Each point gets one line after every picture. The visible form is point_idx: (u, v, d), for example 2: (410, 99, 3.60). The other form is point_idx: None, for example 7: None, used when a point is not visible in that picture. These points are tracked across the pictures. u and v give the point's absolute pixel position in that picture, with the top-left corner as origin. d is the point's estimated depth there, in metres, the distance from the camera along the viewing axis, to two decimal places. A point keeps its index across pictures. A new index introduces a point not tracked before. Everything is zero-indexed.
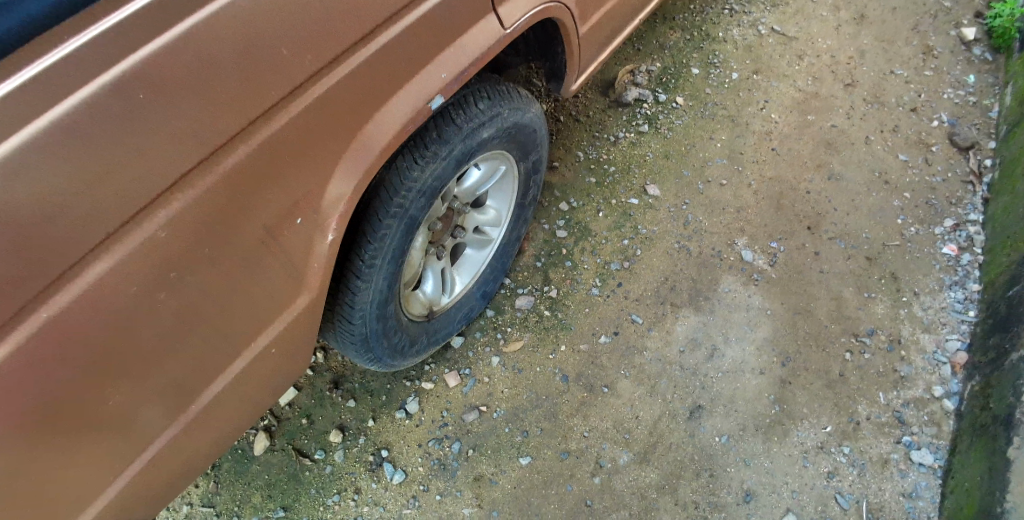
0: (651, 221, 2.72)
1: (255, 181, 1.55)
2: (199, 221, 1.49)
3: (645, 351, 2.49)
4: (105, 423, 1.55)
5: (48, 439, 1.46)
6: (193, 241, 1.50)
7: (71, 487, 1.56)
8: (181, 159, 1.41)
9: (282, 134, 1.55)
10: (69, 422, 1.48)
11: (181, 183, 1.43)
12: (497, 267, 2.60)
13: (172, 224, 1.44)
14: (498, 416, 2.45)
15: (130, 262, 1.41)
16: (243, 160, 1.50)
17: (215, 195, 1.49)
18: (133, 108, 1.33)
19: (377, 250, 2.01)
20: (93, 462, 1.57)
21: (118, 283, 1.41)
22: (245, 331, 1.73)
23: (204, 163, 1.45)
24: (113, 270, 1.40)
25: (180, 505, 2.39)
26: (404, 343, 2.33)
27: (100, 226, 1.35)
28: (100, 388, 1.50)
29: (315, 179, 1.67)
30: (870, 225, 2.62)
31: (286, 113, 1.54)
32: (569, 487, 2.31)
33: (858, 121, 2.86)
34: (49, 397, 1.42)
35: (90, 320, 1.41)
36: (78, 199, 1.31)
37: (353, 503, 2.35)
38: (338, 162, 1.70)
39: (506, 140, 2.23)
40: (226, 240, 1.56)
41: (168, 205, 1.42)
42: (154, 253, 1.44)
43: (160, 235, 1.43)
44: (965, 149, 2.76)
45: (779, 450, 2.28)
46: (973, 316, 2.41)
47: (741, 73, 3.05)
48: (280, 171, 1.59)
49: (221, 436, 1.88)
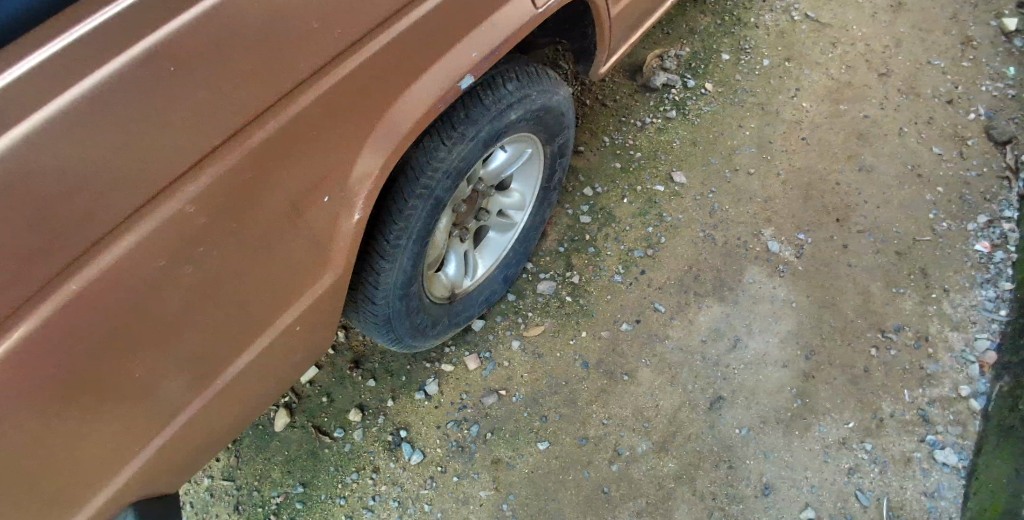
0: (676, 209, 2.69)
1: (281, 158, 1.55)
2: (225, 196, 1.49)
3: (667, 340, 2.48)
4: (130, 398, 1.56)
5: (73, 407, 1.48)
6: (218, 217, 1.50)
7: (96, 457, 1.58)
8: (207, 135, 1.40)
9: (309, 111, 1.54)
10: (94, 392, 1.50)
11: (208, 157, 1.43)
12: (520, 250, 2.58)
13: (199, 199, 1.44)
14: (518, 401, 2.45)
15: (155, 237, 1.41)
16: (269, 137, 1.50)
17: (241, 171, 1.49)
18: (160, 83, 1.33)
19: (402, 230, 2.01)
20: (118, 433, 1.59)
21: (145, 256, 1.42)
22: (268, 307, 1.75)
23: (231, 139, 1.45)
24: (140, 244, 1.40)
25: (201, 477, 2.41)
26: (425, 324, 2.34)
27: (128, 201, 1.35)
28: (124, 362, 1.51)
29: (341, 156, 1.67)
30: (900, 219, 2.58)
31: (313, 90, 1.53)
32: (587, 473, 2.31)
33: (891, 112, 2.80)
34: (74, 367, 1.43)
35: (117, 294, 1.41)
36: (104, 174, 1.31)
37: (371, 482, 2.37)
38: (363, 140, 1.70)
39: (534, 122, 2.21)
40: (250, 216, 1.57)
41: (195, 179, 1.42)
42: (180, 228, 1.45)
43: (186, 210, 1.44)
44: (1003, 144, 2.69)
45: (800, 445, 2.26)
46: (1004, 315, 2.37)
47: (772, 60, 2.99)
48: (306, 149, 1.58)
49: (242, 413, 1.90)
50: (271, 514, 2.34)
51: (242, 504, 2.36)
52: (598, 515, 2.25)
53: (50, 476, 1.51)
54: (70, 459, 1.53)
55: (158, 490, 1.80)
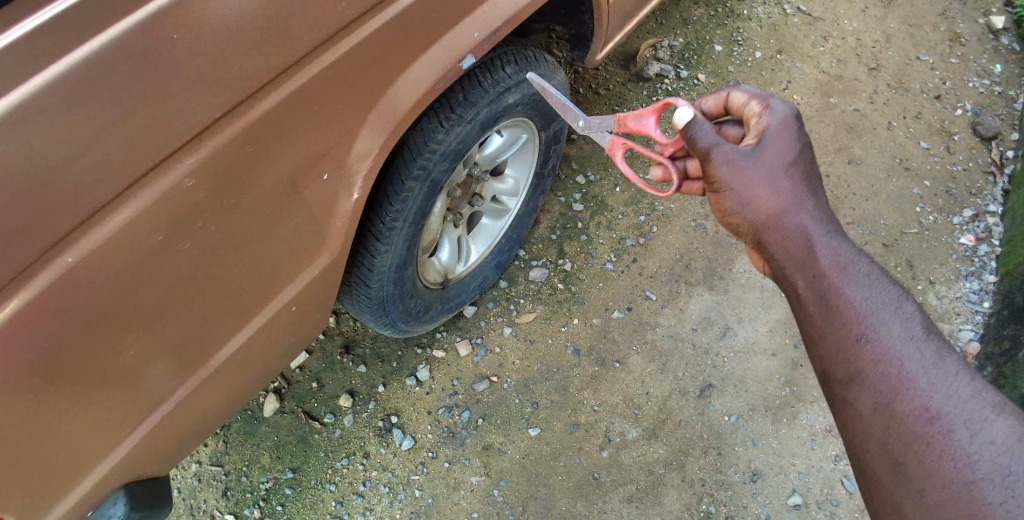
0: (669, 198, 2.74)
1: (281, 132, 1.52)
2: (224, 170, 1.46)
3: (657, 327, 2.52)
4: (121, 375, 1.53)
5: (63, 387, 1.44)
6: (216, 191, 1.47)
7: (84, 440, 1.54)
8: (209, 106, 1.37)
9: (311, 86, 1.51)
10: (84, 370, 1.46)
11: (208, 129, 1.40)
12: (513, 237, 2.58)
13: (197, 172, 1.41)
14: (509, 387, 2.45)
15: (153, 210, 1.38)
16: (270, 111, 1.47)
17: (241, 145, 1.46)
18: (162, 49, 1.27)
19: (398, 212, 1.99)
20: (107, 414, 1.55)
21: (140, 230, 1.38)
22: (265, 285, 1.73)
23: (232, 111, 1.42)
24: (137, 217, 1.36)
25: (188, 463, 2.38)
26: (418, 308, 2.32)
27: (126, 171, 1.31)
28: (117, 337, 1.48)
29: (341, 133, 1.65)
30: (888, 211, 2.62)
31: (315, 63, 1.50)
32: (577, 460, 2.34)
33: (881, 107, 2.85)
34: (64, 343, 1.40)
35: (114, 266, 1.38)
36: (102, 142, 1.26)
37: (361, 467, 2.36)
38: (364, 117, 1.68)
39: (530, 107, 2.19)
40: (249, 192, 1.54)
41: (195, 152, 1.39)
42: (178, 201, 1.41)
43: (186, 183, 1.41)
44: (988, 139, 2.76)
45: (788, 431, 2.35)
46: (987, 307, 2.44)
47: (764, 52, 3.02)
48: (307, 123, 1.56)
49: (235, 394, 1.87)
50: (260, 500, 2.32)
51: (231, 489, 2.34)
52: (589, 501, 2.28)
53: (39, 456, 1.47)
54: (58, 439, 1.48)
55: (149, 473, 1.76)
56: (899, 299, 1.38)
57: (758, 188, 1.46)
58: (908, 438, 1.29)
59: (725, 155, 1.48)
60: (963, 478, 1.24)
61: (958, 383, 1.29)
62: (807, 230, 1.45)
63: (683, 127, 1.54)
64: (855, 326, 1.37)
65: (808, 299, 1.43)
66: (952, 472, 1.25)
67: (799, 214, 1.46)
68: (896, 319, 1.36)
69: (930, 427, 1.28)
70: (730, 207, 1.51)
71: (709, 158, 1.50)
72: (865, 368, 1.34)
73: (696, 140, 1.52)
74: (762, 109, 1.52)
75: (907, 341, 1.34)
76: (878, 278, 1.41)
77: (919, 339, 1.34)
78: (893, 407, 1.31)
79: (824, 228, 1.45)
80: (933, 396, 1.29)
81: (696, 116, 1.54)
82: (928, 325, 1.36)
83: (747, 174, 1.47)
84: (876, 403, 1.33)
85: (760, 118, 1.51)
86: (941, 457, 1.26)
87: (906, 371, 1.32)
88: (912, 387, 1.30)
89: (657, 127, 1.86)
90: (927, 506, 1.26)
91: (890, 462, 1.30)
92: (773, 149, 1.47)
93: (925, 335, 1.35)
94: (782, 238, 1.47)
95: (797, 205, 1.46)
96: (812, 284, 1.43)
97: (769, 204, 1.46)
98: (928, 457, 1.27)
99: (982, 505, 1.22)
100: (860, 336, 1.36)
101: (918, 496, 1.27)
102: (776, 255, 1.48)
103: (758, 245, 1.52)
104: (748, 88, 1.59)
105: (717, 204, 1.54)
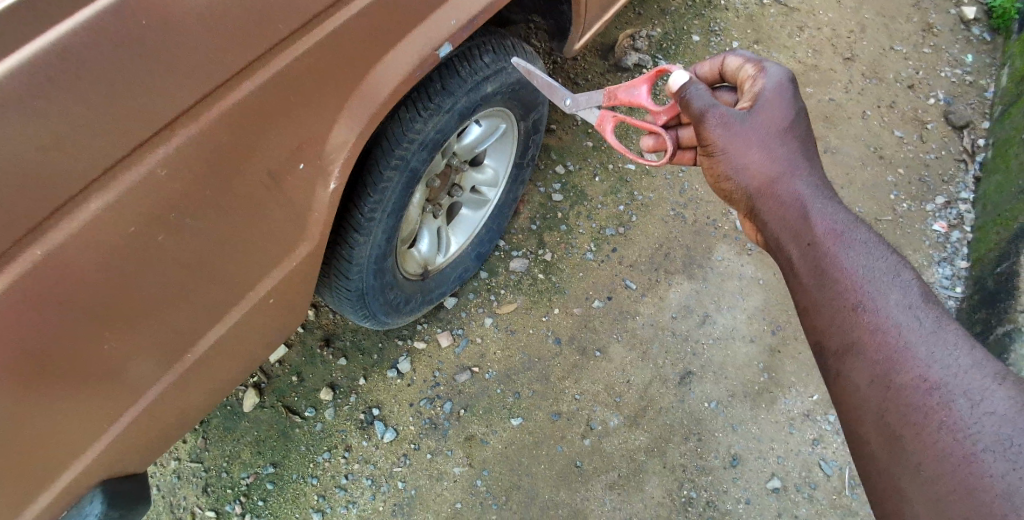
0: (647, 188, 2.76)
1: (258, 120, 1.50)
2: (200, 159, 1.44)
3: (638, 316, 2.53)
4: (95, 369, 1.50)
5: (36, 382, 1.41)
6: (192, 180, 1.45)
7: (60, 437, 1.51)
8: (185, 93, 1.34)
9: (289, 72, 1.49)
10: (57, 363, 1.43)
11: (183, 117, 1.37)
12: (493, 228, 2.57)
13: (172, 161, 1.39)
14: (490, 377, 2.45)
15: (127, 199, 1.36)
16: (247, 98, 1.45)
17: (217, 133, 1.43)
18: (135, 34, 1.24)
19: (377, 203, 1.97)
20: (82, 409, 1.52)
21: (114, 220, 1.36)
22: (243, 278, 1.70)
23: (208, 98, 1.39)
24: (112, 206, 1.34)
25: (168, 460, 2.35)
26: (398, 300, 2.31)
27: (100, 159, 1.28)
28: (93, 330, 1.45)
29: (319, 121, 1.63)
30: (864, 199, 2.66)
31: (292, 50, 1.48)
32: (560, 448, 2.35)
33: (855, 96, 2.89)
34: (37, 335, 1.36)
35: (87, 257, 1.36)
36: (74, 128, 1.23)
37: (343, 460, 2.35)
38: (342, 106, 1.66)
39: (508, 96, 2.19)
40: (225, 181, 1.52)
41: (169, 140, 1.37)
42: (153, 191, 1.39)
43: (160, 171, 1.38)
44: (960, 128, 2.81)
45: (767, 417, 2.39)
46: (960, 292, 2.49)
47: (741, 42, 3.04)
48: (284, 111, 1.54)
49: (215, 388, 1.85)
50: (241, 496, 2.30)
51: (211, 485, 2.32)
52: (572, 489, 2.29)
53: (13, 452, 1.43)
54: (32, 435, 1.45)
55: (129, 470, 1.74)
56: (897, 269, 1.40)
57: (753, 151, 1.54)
58: (905, 411, 1.28)
59: (721, 118, 1.55)
60: (962, 450, 1.22)
61: (958, 353, 1.28)
62: (801, 197, 1.51)
63: (678, 90, 1.60)
64: (850, 294, 1.39)
65: (801, 267, 1.48)
66: (950, 445, 1.23)
67: (793, 183, 1.53)
68: (894, 288, 1.37)
69: (928, 398, 1.27)
70: (726, 172, 1.59)
71: (703, 121, 1.57)
72: (860, 338, 1.36)
73: (690, 102, 1.58)
74: (757, 73, 1.60)
75: (904, 309, 1.34)
76: (875, 247, 1.43)
77: (917, 308, 1.35)
78: (889, 378, 1.31)
79: (818, 196, 1.51)
80: (932, 366, 1.29)
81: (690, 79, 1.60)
82: (926, 293, 1.37)
83: (740, 136, 1.54)
84: (872, 375, 1.33)
85: (755, 81, 1.59)
86: (940, 428, 1.24)
87: (903, 340, 1.32)
88: (909, 357, 1.30)
89: (649, 97, 1.89)
90: (925, 481, 1.24)
91: (886, 436, 1.29)
92: (768, 111, 1.55)
93: (923, 305, 1.35)
94: (776, 204, 1.54)
95: (791, 173, 1.53)
96: (807, 253, 1.47)
97: (764, 169, 1.54)
98: (926, 429, 1.25)
99: (982, 478, 1.19)
100: (856, 305, 1.38)
101: (915, 470, 1.25)
102: (772, 223, 1.54)
103: (751, 213, 1.60)
104: (743, 53, 1.68)
105: (712, 169, 1.62)
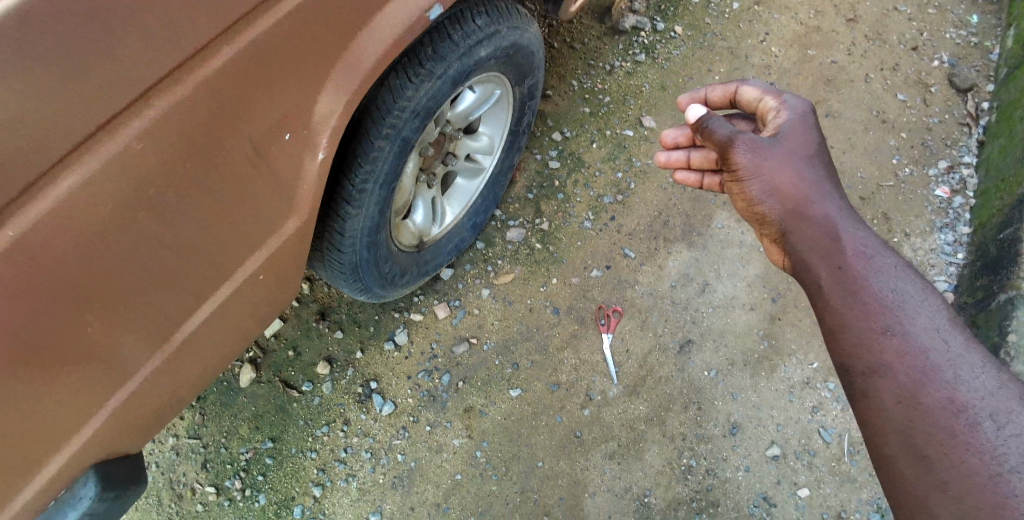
0: (646, 154, 2.70)
1: (238, 91, 1.43)
2: (179, 131, 1.38)
3: (637, 285, 2.51)
4: (85, 351, 1.46)
5: (18, 369, 1.36)
6: (172, 154, 1.39)
7: (48, 421, 1.46)
8: (159, 61, 1.28)
9: (269, 38, 1.43)
10: (46, 350, 1.39)
11: (157, 87, 1.31)
12: (488, 197, 2.53)
13: (148, 135, 1.33)
14: (489, 348, 2.43)
15: (101, 177, 1.30)
16: (225, 66, 1.38)
17: (195, 103, 1.37)
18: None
19: (368, 174, 1.91)
20: (71, 391, 1.48)
21: (88, 200, 1.30)
22: (229, 256, 1.65)
23: (184, 65, 1.33)
24: (86, 183, 1.28)
25: (165, 437, 2.34)
26: (393, 273, 2.27)
27: (70, 133, 1.22)
28: (76, 311, 1.40)
29: (303, 90, 1.56)
30: (865, 164, 2.63)
31: (272, 14, 1.41)
32: (559, 419, 2.34)
33: (858, 59, 2.84)
34: (25, 324, 1.33)
35: (58, 238, 1.30)
36: (41, 107, 1.17)
37: (342, 434, 2.34)
38: (326, 74, 1.60)
39: (502, 61, 2.12)
40: (210, 158, 1.47)
41: (142, 112, 1.30)
42: (131, 166, 1.33)
43: (134, 146, 1.32)
44: (964, 91, 2.77)
45: (766, 385, 2.38)
46: (961, 259, 2.48)
47: (741, 3, 2.98)
48: (266, 80, 1.47)
49: (210, 366, 1.81)
50: (240, 471, 2.30)
51: (210, 461, 2.31)
52: (571, 459, 2.29)
53: (2, 437, 1.40)
54: (18, 419, 1.41)
55: (123, 451, 1.70)
56: (925, 292, 1.48)
57: (783, 173, 1.61)
58: (933, 432, 1.37)
59: (750, 142, 1.64)
60: (989, 471, 1.32)
61: (984, 375, 1.39)
62: (831, 218, 1.58)
63: (699, 122, 1.71)
64: (879, 319, 1.47)
65: (829, 289, 1.53)
66: (976, 465, 1.33)
67: (825, 205, 1.59)
68: (921, 310, 1.46)
69: (957, 417, 1.37)
70: (755, 196, 1.65)
71: (732, 146, 1.66)
72: (887, 361, 1.44)
73: (715, 131, 1.69)
74: (779, 105, 1.72)
75: (933, 333, 1.44)
76: (902, 270, 1.51)
77: (944, 330, 1.45)
78: (916, 399, 1.40)
79: (844, 216, 1.59)
80: (959, 388, 1.39)
81: (709, 112, 1.71)
82: (951, 318, 1.46)
83: (770, 161, 1.62)
84: (899, 396, 1.41)
85: (778, 113, 1.71)
86: (966, 449, 1.34)
87: (932, 363, 1.41)
88: (935, 379, 1.40)
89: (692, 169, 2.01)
90: (953, 500, 1.33)
91: (912, 455, 1.38)
92: (794, 138, 1.65)
93: (950, 327, 1.45)
94: (805, 226, 1.60)
95: (822, 196, 1.60)
96: (837, 276, 1.53)
97: (794, 192, 1.60)
98: (953, 448, 1.35)
99: (1009, 499, 1.29)
100: (885, 329, 1.45)
101: (942, 488, 1.34)
102: (798, 247, 1.60)
103: (778, 237, 1.65)
104: (757, 84, 1.81)
105: (741, 193, 1.68)
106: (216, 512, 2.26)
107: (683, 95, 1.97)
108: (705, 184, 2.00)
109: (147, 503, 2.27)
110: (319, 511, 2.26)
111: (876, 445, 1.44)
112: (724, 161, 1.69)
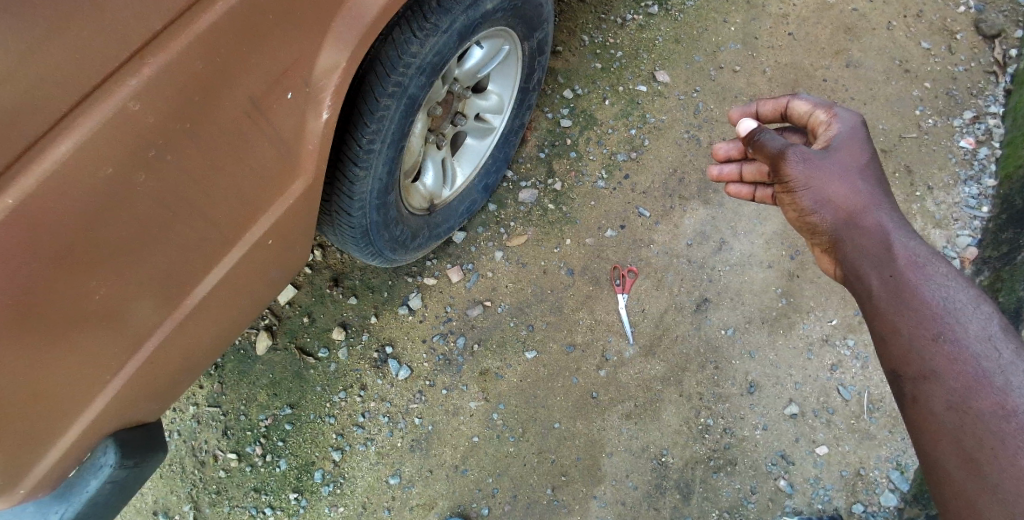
0: (659, 109, 2.63)
1: (236, 45, 1.38)
2: (178, 89, 1.32)
3: (652, 245, 2.48)
4: (97, 316, 1.43)
5: (24, 336, 1.33)
6: (172, 112, 1.33)
7: (62, 389, 1.44)
8: (146, 18, 1.22)
9: None
10: (48, 318, 1.35)
11: (151, 45, 1.26)
12: (498, 157, 2.48)
13: (145, 94, 1.27)
14: (503, 311, 2.42)
15: (98, 141, 1.24)
16: (221, 20, 1.33)
17: (193, 59, 1.32)
18: None
19: (374, 134, 1.85)
20: (82, 359, 1.45)
21: (85, 166, 1.25)
22: (236, 220, 1.60)
23: (178, 20, 1.27)
24: (83, 146, 1.23)
25: (186, 405, 2.35)
26: (404, 236, 2.24)
27: (63, 94, 1.18)
28: (80, 278, 1.35)
29: (303, 44, 1.51)
30: (887, 115, 2.57)
31: None
32: (575, 380, 2.34)
33: (880, 5, 2.75)
34: (25, 290, 1.28)
35: (59, 205, 1.25)
36: (26, 68, 1.12)
37: (359, 399, 2.34)
38: (326, 27, 1.54)
39: (511, 14, 2.03)
40: (210, 116, 1.41)
41: (138, 72, 1.25)
42: (128, 130, 1.28)
43: (131, 107, 1.26)
44: (991, 38, 2.69)
45: (784, 343, 2.36)
46: (985, 212, 2.43)
47: None
48: (264, 35, 1.42)
49: (223, 332, 1.79)
50: (261, 437, 2.32)
51: (231, 428, 2.33)
52: (588, 419, 2.30)
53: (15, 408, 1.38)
54: (29, 389, 1.38)
55: (140, 419, 1.69)
56: (976, 299, 1.48)
57: (833, 183, 1.62)
58: (982, 436, 1.38)
59: (801, 153, 1.64)
60: None
61: None
62: (884, 227, 1.58)
63: (753, 136, 1.74)
64: (930, 325, 1.47)
65: (879, 294, 1.54)
66: None
67: (877, 213, 1.59)
68: (974, 317, 1.46)
69: (1006, 423, 1.37)
70: (807, 205, 1.65)
71: (783, 158, 1.67)
72: (937, 366, 1.45)
73: (766, 144, 1.71)
74: (830, 119, 1.74)
75: (983, 341, 1.44)
76: (954, 279, 1.51)
77: (997, 338, 1.44)
78: (968, 404, 1.40)
79: (897, 226, 1.58)
80: (1010, 395, 1.39)
81: (762, 125, 1.73)
82: (1005, 326, 1.45)
83: (821, 172, 1.63)
84: (949, 401, 1.42)
85: (829, 126, 1.72)
86: (1017, 454, 1.35)
87: (982, 369, 1.42)
88: (987, 386, 1.41)
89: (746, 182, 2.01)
90: (1000, 501, 1.34)
91: (963, 456, 1.39)
92: (847, 150, 1.65)
93: (1002, 334, 1.45)
94: (858, 236, 1.60)
95: (874, 204, 1.60)
96: (888, 281, 1.53)
97: (847, 202, 1.61)
98: (1003, 453, 1.36)
99: None
100: (936, 335, 1.46)
101: (992, 491, 1.35)
102: (851, 256, 1.60)
103: (831, 244, 1.65)
104: (809, 98, 1.82)
105: (794, 204, 1.69)
106: (238, 478, 2.29)
107: (736, 108, 1.98)
108: (757, 197, 1.99)
109: (170, 470, 2.29)
110: (338, 474, 2.28)
111: (927, 440, 1.45)
112: (775, 172, 1.70)
